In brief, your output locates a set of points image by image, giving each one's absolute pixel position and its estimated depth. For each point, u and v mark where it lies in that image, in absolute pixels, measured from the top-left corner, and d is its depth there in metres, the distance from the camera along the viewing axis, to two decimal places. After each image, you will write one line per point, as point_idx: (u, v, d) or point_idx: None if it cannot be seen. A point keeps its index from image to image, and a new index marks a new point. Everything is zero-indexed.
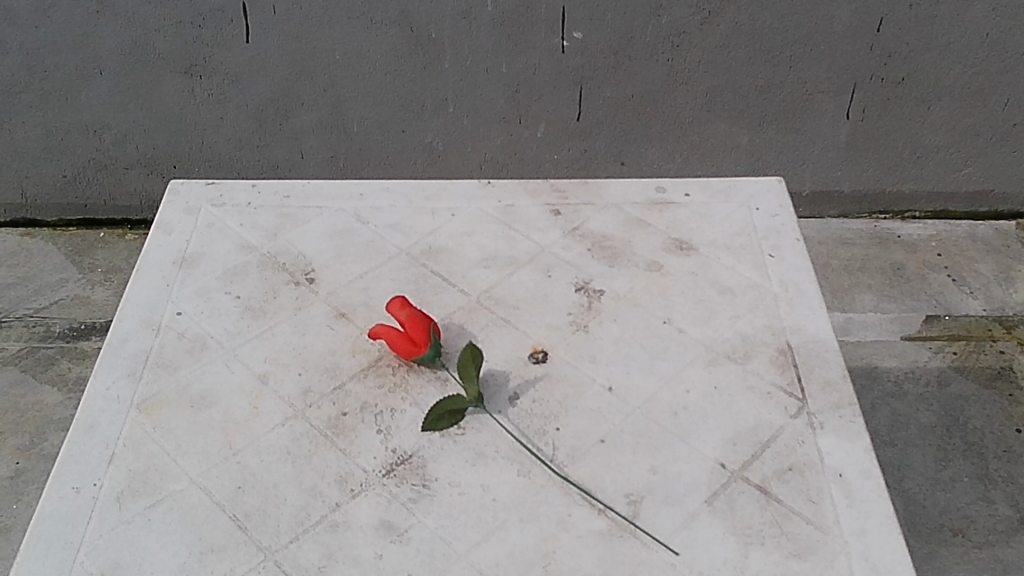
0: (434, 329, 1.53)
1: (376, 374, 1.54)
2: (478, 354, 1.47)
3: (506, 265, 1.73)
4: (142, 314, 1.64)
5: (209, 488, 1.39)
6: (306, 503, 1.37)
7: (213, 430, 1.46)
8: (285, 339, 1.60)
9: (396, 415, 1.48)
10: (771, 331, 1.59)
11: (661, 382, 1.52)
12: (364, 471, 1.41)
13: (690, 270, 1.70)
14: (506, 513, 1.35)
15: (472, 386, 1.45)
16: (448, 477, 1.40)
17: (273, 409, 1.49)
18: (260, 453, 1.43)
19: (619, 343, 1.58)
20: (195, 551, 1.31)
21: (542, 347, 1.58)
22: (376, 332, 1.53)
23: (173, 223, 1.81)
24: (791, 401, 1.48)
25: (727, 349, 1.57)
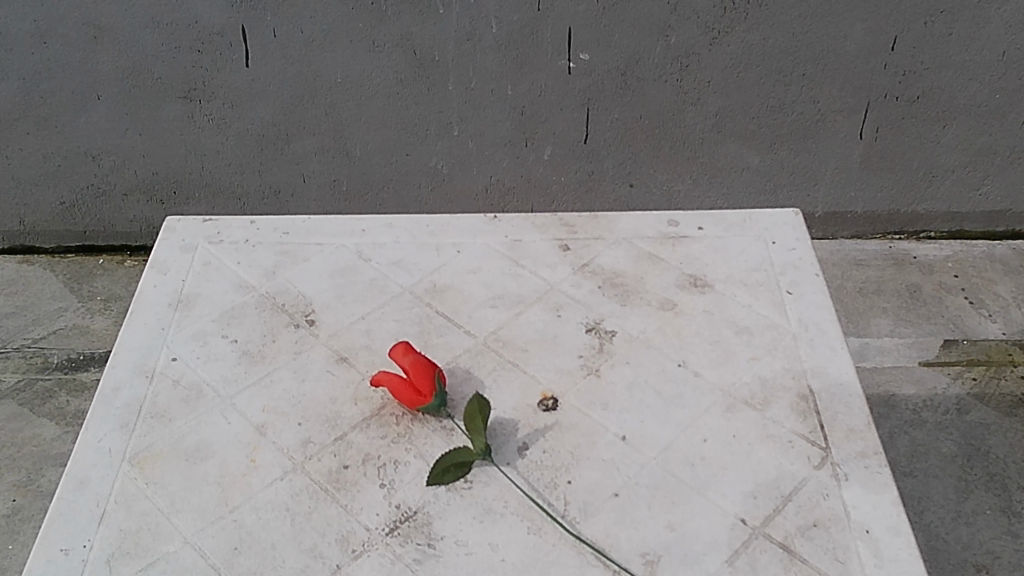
0: (439, 377, 1.46)
1: (379, 424, 1.48)
2: (485, 404, 1.40)
3: (514, 304, 1.66)
4: (136, 360, 1.58)
5: (204, 549, 1.32)
6: (306, 565, 1.30)
7: (209, 486, 1.40)
8: (284, 386, 1.54)
9: (400, 467, 1.42)
10: (791, 374, 1.52)
11: (676, 430, 1.45)
12: (366, 529, 1.34)
13: (705, 309, 1.64)
14: (516, 575, 1.28)
15: (479, 437, 1.38)
16: (455, 536, 1.33)
17: (272, 462, 1.43)
18: (257, 510, 1.37)
19: (632, 388, 1.52)
20: None
21: (552, 392, 1.51)
22: (378, 380, 1.46)
23: (169, 263, 1.75)
24: (814, 450, 1.41)
25: (745, 394, 1.50)
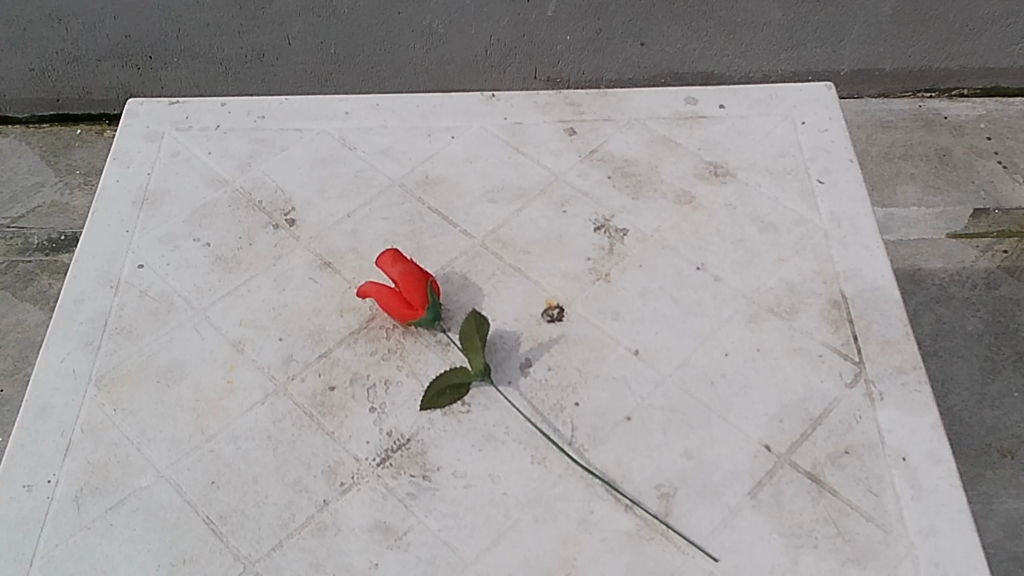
0: (431, 288, 1.32)
1: (368, 339, 1.34)
2: (483, 321, 1.26)
3: (515, 198, 1.50)
4: (99, 268, 1.44)
5: (180, 484, 1.21)
6: (290, 502, 1.20)
7: (183, 412, 1.28)
8: (262, 297, 1.40)
9: (391, 389, 1.29)
10: (822, 278, 1.38)
11: (695, 344, 1.32)
12: (356, 460, 1.23)
13: (726, 202, 1.48)
14: (519, 511, 1.18)
15: (477, 357, 1.25)
16: (452, 467, 1.22)
17: (251, 383, 1.31)
18: (236, 439, 1.25)
19: (646, 295, 1.37)
20: (165, 564, 1.15)
21: (557, 301, 1.37)
22: (365, 292, 1.33)
23: (132, 154, 1.59)
24: (847, 366, 1.28)
25: (771, 301, 1.36)
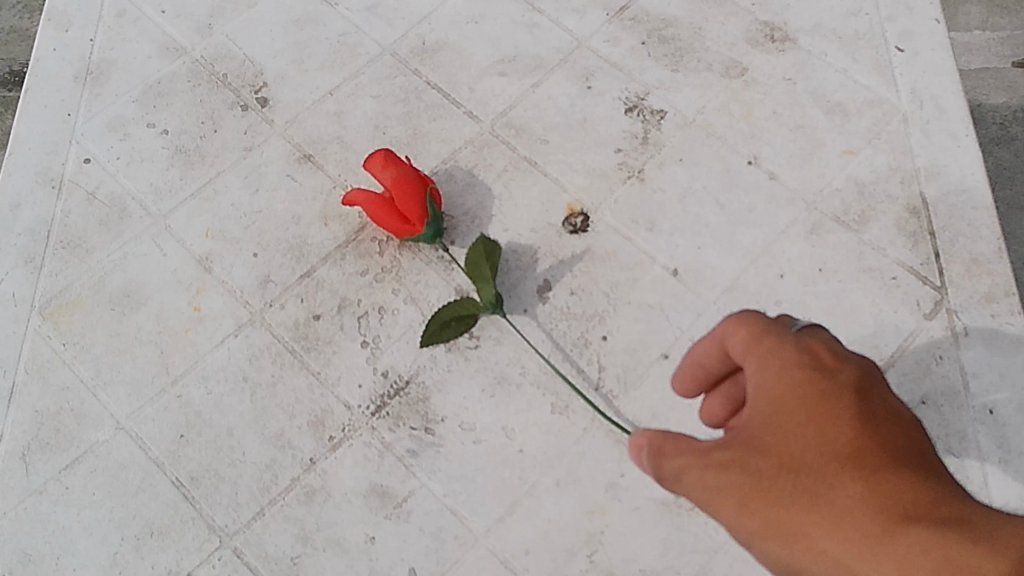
0: (429, 197, 1.09)
1: (357, 254, 1.14)
2: (495, 246, 1.05)
3: (529, 70, 1.25)
4: (38, 163, 1.21)
5: (143, 437, 1.05)
6: (272, 461, 1.03)
7: (144, 347, 1.10)
8: (231, 200, 1.18)
9: (386, 319, 1.10)
10: (899, 177, 1.15)
11: (744, 263, 1.11)
12: (346, 408, 1.05)
13: (785, 75, 1.22)
14: (536, 474, 1.01)
15: (488, 286, 1.04)
16: (458, 418, 1.04)
17: (221, 311, 1.11)
18: (206, 382, 1.07)
19: (687, 199, 1.15)
20: (129, 537, 1.00)
21: (581, 206, 1.16)
22: (350, 199, 1.09)
23: (71, 14, 1.32)
24: (927, 293, 1.08)
25: (837, 207, 1.14)
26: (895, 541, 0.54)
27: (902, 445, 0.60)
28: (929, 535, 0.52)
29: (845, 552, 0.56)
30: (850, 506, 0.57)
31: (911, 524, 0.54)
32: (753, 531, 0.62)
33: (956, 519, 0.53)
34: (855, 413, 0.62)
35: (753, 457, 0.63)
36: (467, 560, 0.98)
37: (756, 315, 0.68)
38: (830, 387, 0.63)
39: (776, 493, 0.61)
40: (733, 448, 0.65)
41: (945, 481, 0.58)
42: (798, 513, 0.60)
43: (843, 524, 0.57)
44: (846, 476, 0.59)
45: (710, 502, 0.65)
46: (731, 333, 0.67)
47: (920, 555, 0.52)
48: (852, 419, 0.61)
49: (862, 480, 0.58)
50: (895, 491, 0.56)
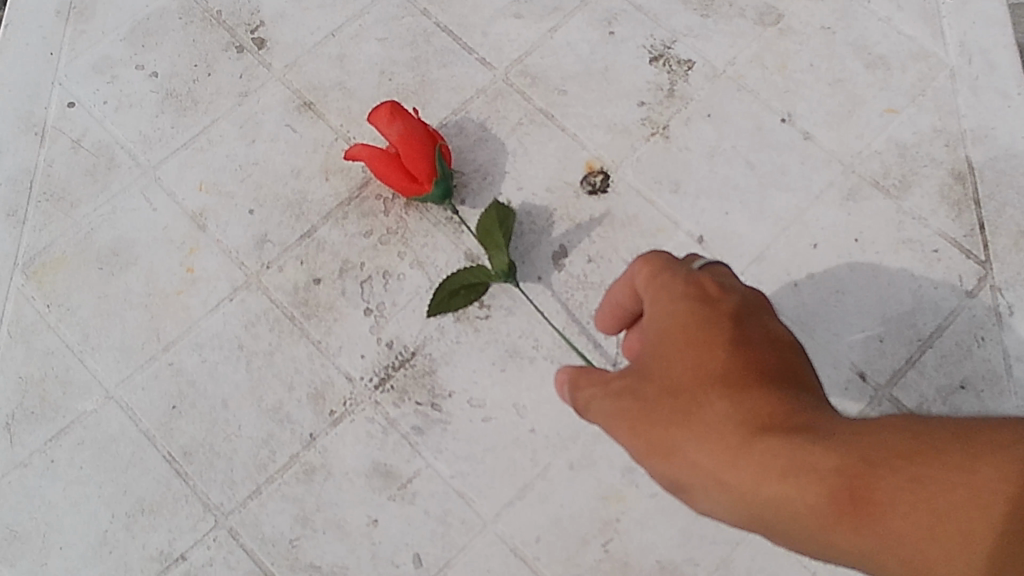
0: (437, 153, 1.01)
1: (360, 213, 1.06)
2: (509, 212, 0.98)
3: (547, 12, 1.15)
4: (20, 108, 1.13)
5: (133, 408, 0.99)
6: (269, 436, 0.98)
7: (133, 310, 1.03)
8: (226, 151, 1.10)
9: (390, 284, 1.03)
10: (944, 139, 1.07)
11: (775, 231, 1.04)
12: (348, 380, 0.99)
13: (824, 23, 1.13)
14: (549, 455, 0.96)
15: (503, 255, 0.97)
16: (467, 393, 0.98)
17: (215, 273, 1.04)
18: (200, 349, 1.01)
19: (715, 159, 1.07)
20: (119, 515, 0.95)
21: (600, 164, 1.08)
22: (350, 154, 0.99)
23: None
24: (970, 268, 1.01)
25: (876, 171, 1.06)
26: (759, 456, 0.54)
27: (775, 360, 0.59)
28: (790, 446, 0.54)
29: (711, 464, 0.57)
30: (715, 421, 0.57)
31: (773, 436, 0.54)
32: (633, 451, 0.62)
33: (816, 431, 0.54)
34: (730, 334, 0.60)
35: (641, 385, 0.62)
36: (475, 546, 0.93)
37: (662, 255, 0.67)
38: (710, 309, 0.62)
39: (648, 408, 0.61)
40: (627, 376, 0.64)
41: (813, 395, 0.58)
42: (669, 430, 0.59)
43: (710, 440, 0.57)
44: (712, 392, 0.58)
45: (608, 427, 0.65)
46: (637, 266, 0.67)
47: (786, 469, 0.53)
48: (726, 337, 0.60)
49: (726, 394, 0.57)
50: (765, 407, 0.56)
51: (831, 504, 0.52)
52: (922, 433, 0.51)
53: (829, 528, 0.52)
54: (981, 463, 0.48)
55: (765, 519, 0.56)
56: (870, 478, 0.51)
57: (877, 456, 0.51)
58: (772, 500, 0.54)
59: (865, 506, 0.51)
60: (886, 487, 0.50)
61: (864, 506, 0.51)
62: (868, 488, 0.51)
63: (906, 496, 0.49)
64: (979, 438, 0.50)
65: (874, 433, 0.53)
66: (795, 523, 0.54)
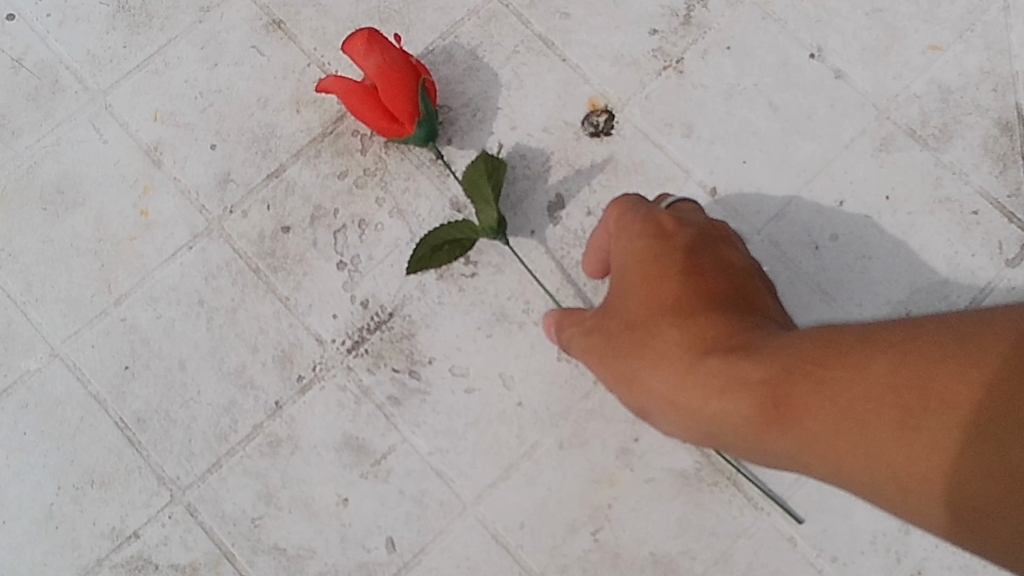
0: (422, 88, 0.86)
1: (335, 152, 0.94)
2: (500, 162, 0.86)
3: None
4: None
5: (82, 369, 0.90)
6: (231, 403, 0.89)
7: (81, 258, 0.93)
8: (184, 75, 0.97)
9: (367, 235, 0.92)
10: (993, 83, 0.94)
11: (797, 185, 0.93)
12: (318, 342, 0.90)
13: None
14: (537, 433, 0.87)
15: (492, 209, 0.85)
16: (448, 361, 0.89)
17: (172, 217, 0.94)
18: (155, 303, 0.92)
19: (733, 100, 0.95)
20: (67, 487, 0.88)
21: (604, 101, 0.96)
22: (321, 87, 0.86)
23: None
24: (1011, 233, 0.91)
25: (914, 118, 0.94)
26: (702, 375, 0.64)
27: (726, 284, 0.69)
28: (725, 363, 0.63)
29: (668, 387, 0.67)
30: (666, 346, 0.67)
31: (713, 356, 0.64)
32: (613, 380, 0.73)
33: (748, 348, 0.62)
34: (683, 265, 0.71)
35: (614, 327, 0.73)
36: (454, 530, 0.86)
37: (632, 198, 0.80)
38: (669, 247, 0.73)
39: (622, 340, 0.72)
40: (604, 321, 0.75)
41: (756, 313, 0.67)
42: (634, 360, 0.70)
43: (662, 363, 0.67)
44: (664, 321, 0.68)
45: (591, 359, 0.76)
46: (612, 218, 0.80)
47: (724, 385, 0.63)
48: (680, 269, 0.71)
49: (677, 321, 0.68)
50: (707, 330, 0.65)
51: (759, 411, 0.60)
52: (835, 339, 0.58)
53: (764, 432, 0.61)
54: (873, 360, 0.54)
55: (718, 429, 0.65)
56: (789, 386, 0.59)
57: (792, 364, 0.59)
58: (716, 413, 0.64)
59: (791, 413, 0.59)
60: (806, 395, 0.57)
61: (789, 414, 0.59)
62: (786, 394, 0.59)
63: (820, 401, 0.56)
64: (877, 335, 0.56)
65: (791, 342, 0.61)
66: (738, 433, 0.63)
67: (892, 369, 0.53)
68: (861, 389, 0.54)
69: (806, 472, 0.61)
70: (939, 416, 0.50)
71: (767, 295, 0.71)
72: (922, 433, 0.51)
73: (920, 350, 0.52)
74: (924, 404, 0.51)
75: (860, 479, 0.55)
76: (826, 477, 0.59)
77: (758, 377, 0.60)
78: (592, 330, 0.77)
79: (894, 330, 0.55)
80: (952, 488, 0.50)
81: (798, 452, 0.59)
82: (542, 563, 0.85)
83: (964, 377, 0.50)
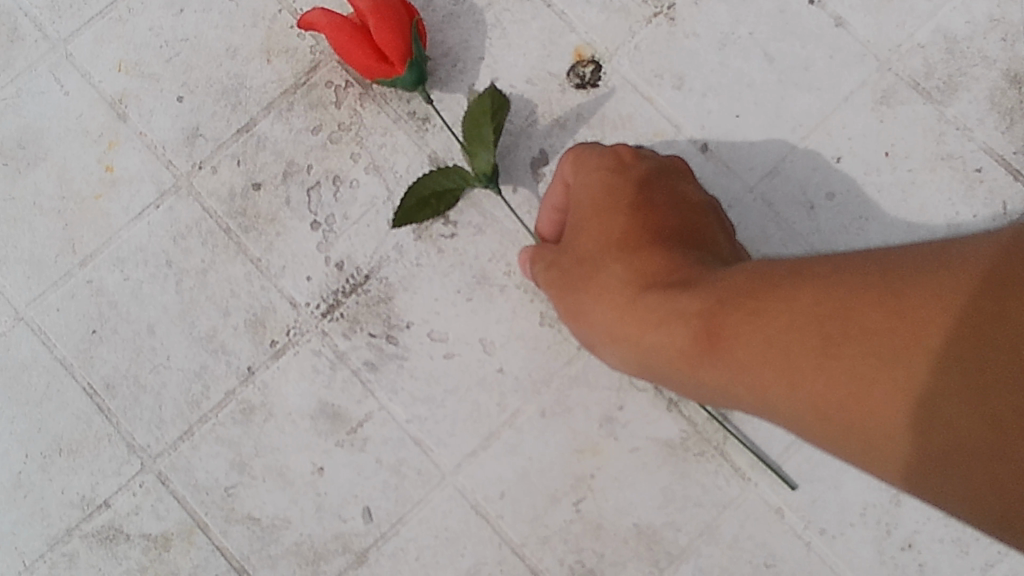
0: (416, 28, 0.80)
1: (308, 105, 0.89)
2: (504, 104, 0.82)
3: None
4: None
5: (47, 333, 0.87)
6: (202, 368, 0.86)
7: (45, 217, 0.89)
8: (148, 22, 0.91)
9: (342, 193, 0.88)
10: (1002, 31, 0.89)
11: (792, 141, 0.89)
12: (291, 306, 0.86)
13: None
14: (518, 400, 0.84)
15: (485, 153, 0.80)
16: (427, 326, 0.86)
17: (139, 173, 0.90)
18: (123, 265, 0.88)
19: (727, 50, 0.90)
20: (35, 455, 0.86)
21: (591, 51, 0.91)
22: (307, 22, 0.79)
23: None
24: (1016, 192, 0.87)
25: (917, 69, 0.89)
26: (642, 305, 0.65)
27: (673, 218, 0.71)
28: (664, 294, 0.64)
29: (612, 319, 0.68)
30: (612, 278, 0.68)
31: (655, 287, 0.65)
32: (561, 312, 0.74)
33: (687, 280, 0.64)
34: (634, 200, 0.72)
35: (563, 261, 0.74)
36: (432, 500, 0.84)
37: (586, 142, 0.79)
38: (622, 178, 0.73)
39: (571, 273, 0.72)
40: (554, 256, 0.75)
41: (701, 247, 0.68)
42: (580, 293, 0.71)
43: (606, 295, 0.68)
44: (611, 254, 0.70)
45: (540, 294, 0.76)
46: (566, 165, 0.78)
47: (663, 317, 0.64)
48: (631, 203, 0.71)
49: (625, 256, 0.69)
50: (649, 263, 0.67)
51: (693, 343, 0.61)
52: (766, 273, 0.60)
53: (695, 363, 0.62)
54: (800, 292, 0.56)
55: (655, 362, 0.66)
56: (720, 315, 0.60)
57: (726, 296, 0.60)
58: (654, 344, 0.65)
59: (722, 345, 0.60)
60: (736, 326, 0.59)
61: (719, 345, 0.60)
62: (717, 324, 0.60)
63: (750, 332, 0.58)
64: (808, 270, 0.57)
65: (728, 276, 0.62)
66: (672, 365, 0.64)
67: (819, 301, 0.55)
68: (788, 320, 0.56)
69: (735, 405, 0.62)
70: (859, 346, 0.52)
71: (719, 231, 0.72)
72: (842, 362, 0.53)
73: (845, 283, 0.54)
74: (845, 332, 0.53)
75: (782, 410, 0.57)
76: (752, 410, 0.61)
77: (693, 309, 0.62)
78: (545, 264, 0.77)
79: (824, 265, 0.57)
80: (872, 415, 0.52)
81: (726, 383, 0.60)
82: (522, 534, 0.83)
83: (883, 307, 0.52)
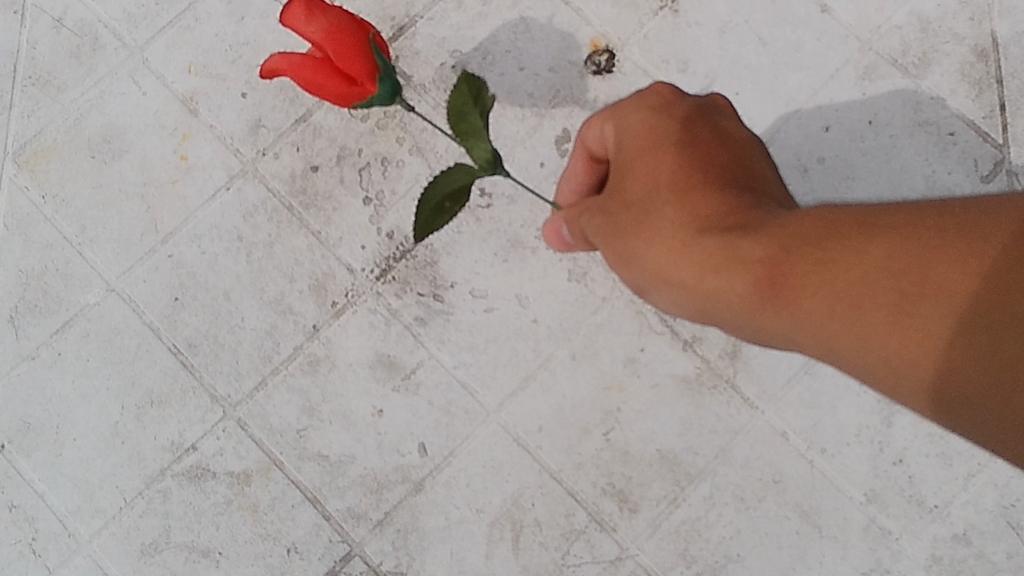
0: (375, 39, 0.67)
1: None
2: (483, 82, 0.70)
3: None
4: None
5: (136, 301, 1.00)
6: (273, 327, 0.98)
7: (129, 201, 1.01)
8: (214, 29, 1.03)
9: (390, 172, 0.99)
10: (969, 12, 1.01)
11: (785, 114, 1.01)
12: (349, 271, 0.98)
13: None
14: (551, 345, 0.96)
15: (479, 141, 0.69)
16: (469, 284, 0.97)
17: (210, 161, 1.02)
18: (199, 241, 1.00)
19: (726, 36, 1.02)
20: (129, 407, 0.98)
21: (605, 41, 1.03)
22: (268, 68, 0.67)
23: None
24: (986, 151, 0.99)
25: (895, 48, 1.01)
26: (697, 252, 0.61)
27: (724, 158, 0.67)
28: (719, 241, 0.60)
29: (665, 266, 0.64)
30: (663, 226, 0.64)
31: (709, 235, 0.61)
32: (613, 260, 0.71)
33: (744, 229, 0.59)
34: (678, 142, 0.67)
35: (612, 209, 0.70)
36: (478, 435, 0.95)
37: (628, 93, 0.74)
38: (664, 121, 0.69)
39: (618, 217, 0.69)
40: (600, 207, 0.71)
41: (753, 192, 0.64)
42: (628, 240, 0.68)
43: (657, 243, 0.65)
44: (660, 200, 0.65)
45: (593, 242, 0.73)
46: (595, 125, 0.75)
47: (719, 263, 0.60)
48: (675, 148, 0.67)
49: (675, 204, 0.64)
50: (705, 207, 0.63)
51: (753, 291, 0.57)
52: (837, 217, 0.54)
53: (757, 311, 0.58)
54: (874, 241, 0.51)
55: (712, 307, 0.63)
56: (784, 262, 0.55)
57: (793, 243, 0.55)
58: (712, 290, 0.60)
59: (788, 293, 0.55)
60: (804, 271, 0.54)
61: (785, 295, 0.55)
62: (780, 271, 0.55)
63: (817, 278, 0.53)
64: (881, 216, 0.52)
65: (793, 219, 0.57)
66: (733, 312, 0.60)
67: (891, 255, 0.49)
68: (859, 269, 0.51)
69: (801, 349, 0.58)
70: (935, 299, 0.47)
71: (769, 179, 0.68)
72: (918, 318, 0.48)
73: (921, 228, 0.49)
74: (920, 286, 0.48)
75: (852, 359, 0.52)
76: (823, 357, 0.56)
77: (754, 256, 0.57)
78: (581, 221, 0.75)
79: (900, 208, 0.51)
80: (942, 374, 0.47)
81: (791, 331, 0.56)
82: (559, 461, 0.95)
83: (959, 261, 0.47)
